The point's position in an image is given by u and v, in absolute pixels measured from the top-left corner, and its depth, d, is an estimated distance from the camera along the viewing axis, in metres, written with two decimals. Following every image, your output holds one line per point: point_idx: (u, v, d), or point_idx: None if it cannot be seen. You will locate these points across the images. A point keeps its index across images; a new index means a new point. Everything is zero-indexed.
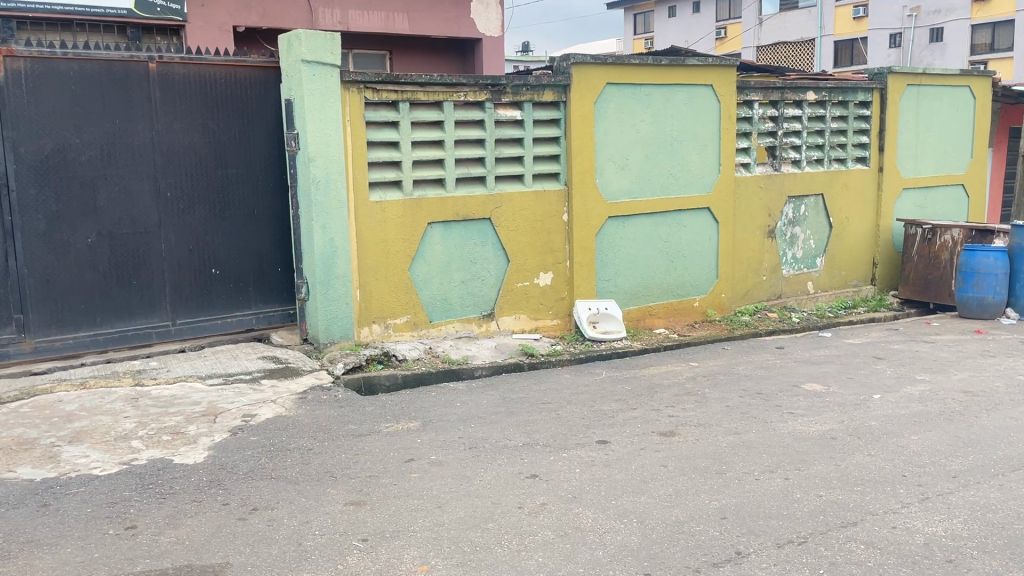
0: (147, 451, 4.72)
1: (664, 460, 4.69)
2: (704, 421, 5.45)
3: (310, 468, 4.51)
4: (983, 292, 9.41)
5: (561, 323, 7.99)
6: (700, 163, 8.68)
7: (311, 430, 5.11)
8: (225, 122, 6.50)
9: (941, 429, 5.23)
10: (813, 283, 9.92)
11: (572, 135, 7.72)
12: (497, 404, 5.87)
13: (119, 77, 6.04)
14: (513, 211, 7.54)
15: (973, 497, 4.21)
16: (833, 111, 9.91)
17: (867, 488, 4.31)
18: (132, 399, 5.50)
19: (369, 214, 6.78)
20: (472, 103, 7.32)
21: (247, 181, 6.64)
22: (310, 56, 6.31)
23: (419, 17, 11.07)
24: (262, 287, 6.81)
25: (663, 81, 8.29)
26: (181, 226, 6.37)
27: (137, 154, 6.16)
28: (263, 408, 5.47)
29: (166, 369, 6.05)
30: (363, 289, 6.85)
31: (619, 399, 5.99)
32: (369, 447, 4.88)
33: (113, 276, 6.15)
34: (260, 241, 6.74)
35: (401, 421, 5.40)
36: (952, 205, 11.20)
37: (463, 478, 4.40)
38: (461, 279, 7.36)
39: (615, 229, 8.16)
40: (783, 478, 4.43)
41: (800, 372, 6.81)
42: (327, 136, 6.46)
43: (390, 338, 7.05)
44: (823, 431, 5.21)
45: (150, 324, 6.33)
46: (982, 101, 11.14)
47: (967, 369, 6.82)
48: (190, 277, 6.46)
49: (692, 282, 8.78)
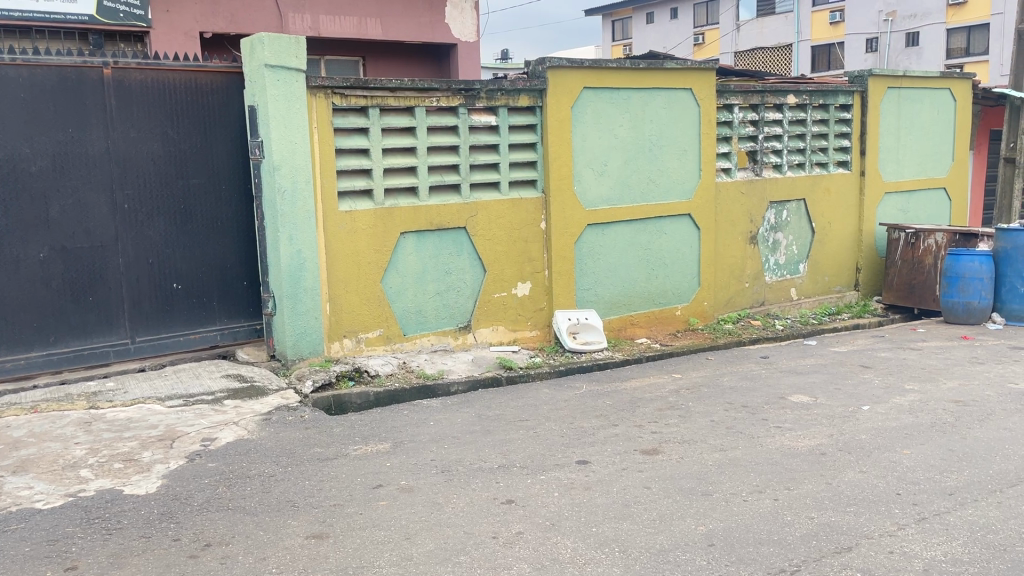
0: (97, 481, 4.41)
1: (647, 482, 4.44)
2: (688, 437, 5.21)
3: (270, 497, 4.23)
4: (969, 297, 9.22)
5: (540, 334, 7.74)
6: (680, 168, 8.48)
7: (274, 455, 4.83)
8: (186, 130, 6.21)
9: (934, 443, 5.02)
10: (796, 290, 9.75)
11: (549, 141, 7.49)
12: (472, 423, 5.60)
13: (71, 83, 5.73)
14: (488, 219, 7.30)
15: (972, 516, 3.99)
16: (814, 114, 9.75)
17: (861, 508, 4.09)
18: (84, 424, 5.18)
19: (339, 225, 6.51)
20: (445, 108, 7.08)
21: (210, 192, 6.35)
22: (273, 61, 6.02)
23: (392, 22, 10.82)
24: (226, 302, 6.52)
25: (641, 84, 8.09)
26: (139, 239, 6.07)
27: (92, 164, 5.86)
28: (224, 432, 5.18)
29: (123, 391, 5.71)
30: (333, 302, 6.57)
31: (599, 415, 5.74)
32: (336, 472, 4.60)
33: (66, 292, 5.83)
34: (224, 253, 6.44)
35: (371, 443, 5.12)
36: (934, 209, 11.07)
37: (434, 506, 4.13)
38: (435, 290, 7.10)
39: (594, 237, 7.93)
40: (772, 500, 4.20)
41: (786, 383, 6.60)
42: (292, 144, 6.18)
43: (362, 352, 6.78)
44: (813, 446, 5.00)
45: (108, 343, 6.01)
46: (963, 104, 11.06)
47: (956, 378, 6.63)
48: (151, 292, 6.15)
49: (674, 289, 8.56)
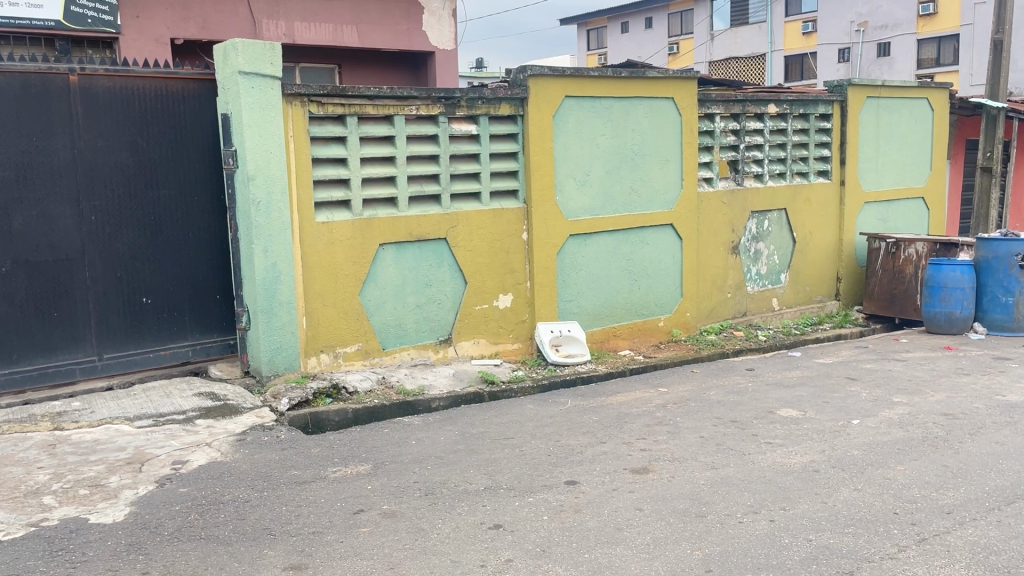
0: (61, 509, 4.17)
1: (639, 503, 4.29)
2: (679, 455, 5.08)
3: (245, 525, 4.02)
4: (952, 307, 9.21)
5: (523, 346, 7.59)
6: (662, 178, 8.38)
7: (249, 479, 4.61)
8: (157, 138, 5.98)
9: (928, 458, 4.93)
10: (778, 300, 9.70)
11: (530, 151, 7.35)
12: (455, 441, 5.43)
13: (36, 90, 5.49)
14: (469, 229, 7.14)
15: (972, 536, 3.89)
16: (795, 123, 9.72)
17: (860, 529, 3.97)
18: (48, 447, 4.93)
19: (317, 236, 6.32)
20: (425, 117, 6.92)
21: (182, 203, 6.12)
22: (247, 67, 5.83)
23: (368, 29, 10.63)
24: (198, 316, 6.28)
25: (624, 93, 7.99)
26: (107, 252, 5.83)
27: (58, 174, 5.61)
28: (196, 454, 4.95)
29: (89, 410, 5.47)
30: (309, 316, 6.37)
31: (586, 432, 5.59)
32: (314, 496, 4.40)
33: (30, 307, 5.57)
34: (196, 266, 6.22)
35: (351, 464, 4.93)
36: (912, 218, 11.09)
37: (419, 532, 3.95)
38: (415, 302, 6.92)
39: (577, 247, 7.79)
40: (768, 521, 4.07)
41: (772, 396, 6.49)
42: (267, 153, 5.98)
43: (340, 368, 6.57)
44: (805, 463, 4.88)
45: (73, 360, 5.76)
46: (940, 113, 11.11)
47: (943, 390, 6.57)
48: (119, 306, 5.91)
49: (657, 300, 8.45)
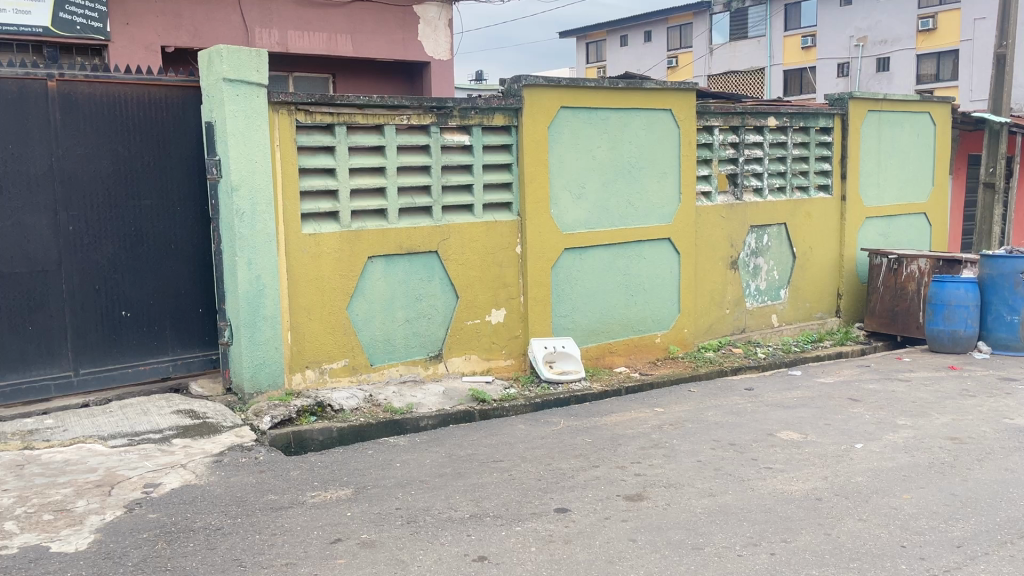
0: (21, 536, 3.94)
1: (632, 534, 4.07)
2: (675, 480, 4.86)
3: (215, 555, 3.80)
4: (955, 325, 9.00)
5: (516, 363, 7.38)
6: (659, 191, 8.20)
7: (222, 504, 4.39)
8: (138, 147, 5.79)
9: (935, 486, 4.71)
10: (777, 316, 9.50)
11: (525, 163, 7.17)
12: (442, 464, 5.21)
13: (12, 97, 5.30)
14: (461, 242, 6.94)
15: (985, 573, 3.67)
16: (795, 137, 9.55)
17: (865, 564, 3.75)
18: (15, 468, 4.70)
19: (302, 248, 6.11)
20: (416, 127, 6.72)
21: (164, 214, 5.92)
22: (232, 74, 5.64)
23: (363, 39, 10.47)
24: (180, 331, 6.07)
25: (621, 104, 7.81)
26: (85, 263, 5.62)
27: (34, 184, 5.41)
28: (169, 476, 4.73)
29: (62, 429, 5.23)
30: (294, 331, 6.15)
31: (578, 455, 5.37)
32: (290, 523, 4.17)
33: (3, 321, 5.36)
34: (178, 279, 6.01)
35: (331, 489, 4.71)
36: (914, 234, 10.91)
37: (398, 564, 3.72)
38: (404, 317, 6.71)
39: (572, 261, 7.59)
40: (769, 554, 3.85)
41: (772, 418, 6.27)
42: (252, 162, 5.78)
43: (326, 384, 6.36)
44: (808, 490, 4.67)
45: (48, 376, 5.55)
46: (942, 128, 10.96)
47: (949, 413, 6.35)
48: (97, 320, 5.70)
49: (653, 316, 8.25)
